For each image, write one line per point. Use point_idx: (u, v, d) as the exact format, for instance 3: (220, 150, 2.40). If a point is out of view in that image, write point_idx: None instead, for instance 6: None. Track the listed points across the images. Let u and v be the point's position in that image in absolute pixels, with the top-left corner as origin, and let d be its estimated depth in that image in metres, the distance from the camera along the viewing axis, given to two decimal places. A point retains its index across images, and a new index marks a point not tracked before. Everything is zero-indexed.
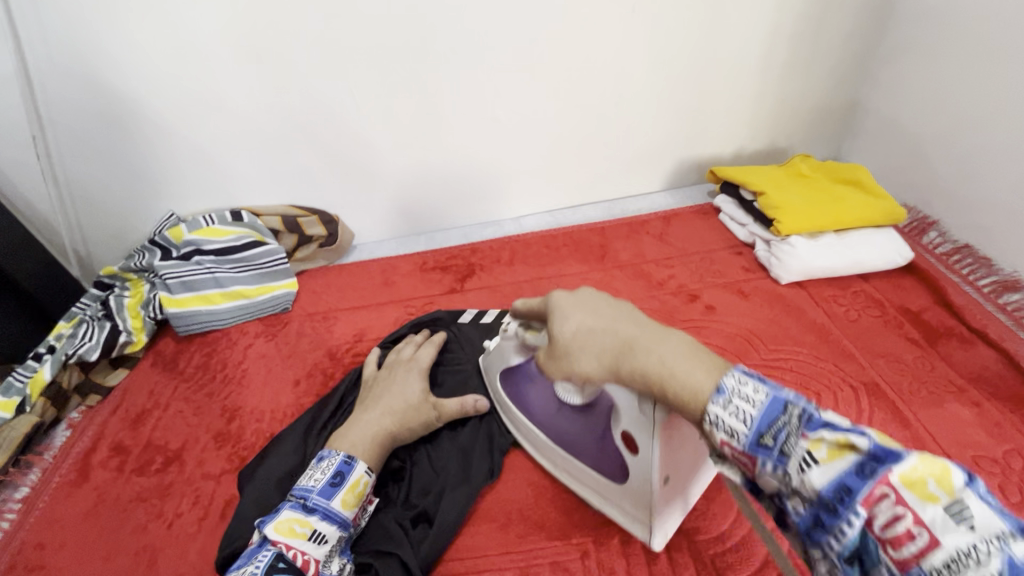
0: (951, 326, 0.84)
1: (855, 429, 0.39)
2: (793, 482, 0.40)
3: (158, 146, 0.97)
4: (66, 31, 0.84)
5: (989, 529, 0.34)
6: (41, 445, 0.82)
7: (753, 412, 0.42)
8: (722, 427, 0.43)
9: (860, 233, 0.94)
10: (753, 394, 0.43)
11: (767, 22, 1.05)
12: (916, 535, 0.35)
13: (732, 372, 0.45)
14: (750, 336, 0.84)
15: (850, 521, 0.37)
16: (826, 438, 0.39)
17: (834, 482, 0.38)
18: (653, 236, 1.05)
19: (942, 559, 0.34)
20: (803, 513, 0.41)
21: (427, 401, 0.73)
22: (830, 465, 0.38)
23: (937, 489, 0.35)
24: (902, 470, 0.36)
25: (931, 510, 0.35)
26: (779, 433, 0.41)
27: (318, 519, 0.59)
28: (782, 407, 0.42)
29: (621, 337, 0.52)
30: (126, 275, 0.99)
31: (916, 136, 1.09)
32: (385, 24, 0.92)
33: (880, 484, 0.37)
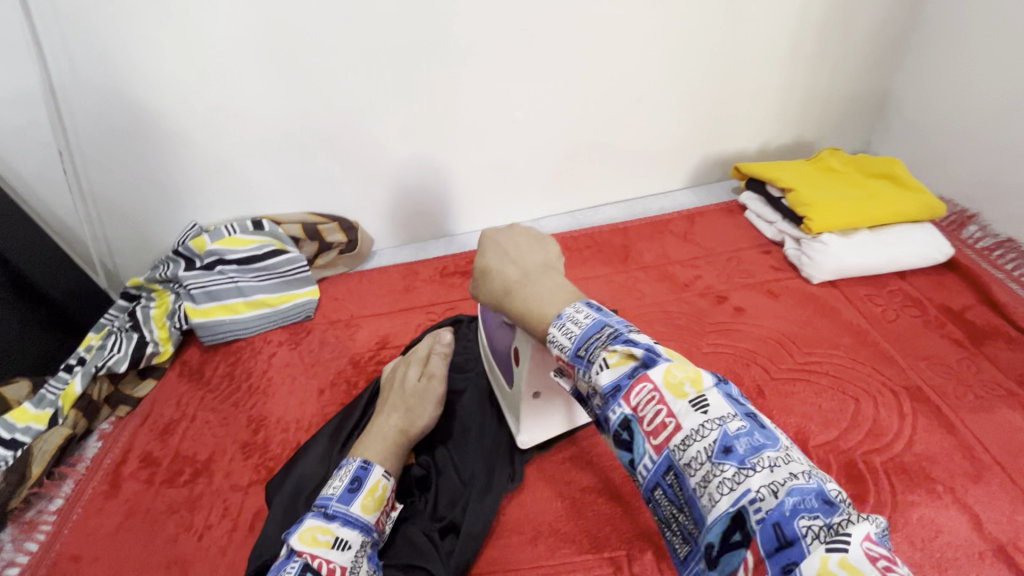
0: (997, 326, 0.80)
1: (641, 343, 0.43)
2: (591, 386, 0.45)
3: (179, 157, 0.98)
4: (89, 46, 0.85)
5: (719, 411, 0.39)
6: (74, 457, 0.83)
7: (577, 331, 0.47)
8: (557, 344, 0.48)
9: (895, 229, 0.91)
10: (581, 318, 0.48)
11: (791, 12, 1.02)
12: (667, 424, 0.40)
13: (576, 303, 0.50)
14: (782, 339, 0.82)
15: (618, 409, 0.42)
16: (618, 349, 0.44)
17: (614, 382, 0.43)
18: (677, 236, 1.03)
19: (680, 439, 0.39)
20: (598, 409, 0.44)
21: (423, 383, 0.74)
22: (617, 367, 0.43)
23: (688, 387, 0.40)
24: (662, 373, 0.41)
25: (679, 402, 0.40)
26: (590, 347, 0.45)
27: (339, 526, 0.58)
28: (598, 326, 0.46)
29: (507, 282, 0.58)
30: (153, 286, 1.00)
31: (952, 125, 1.04)
32: (400, 28, 0.91)
33: (643, 383, 0.41)
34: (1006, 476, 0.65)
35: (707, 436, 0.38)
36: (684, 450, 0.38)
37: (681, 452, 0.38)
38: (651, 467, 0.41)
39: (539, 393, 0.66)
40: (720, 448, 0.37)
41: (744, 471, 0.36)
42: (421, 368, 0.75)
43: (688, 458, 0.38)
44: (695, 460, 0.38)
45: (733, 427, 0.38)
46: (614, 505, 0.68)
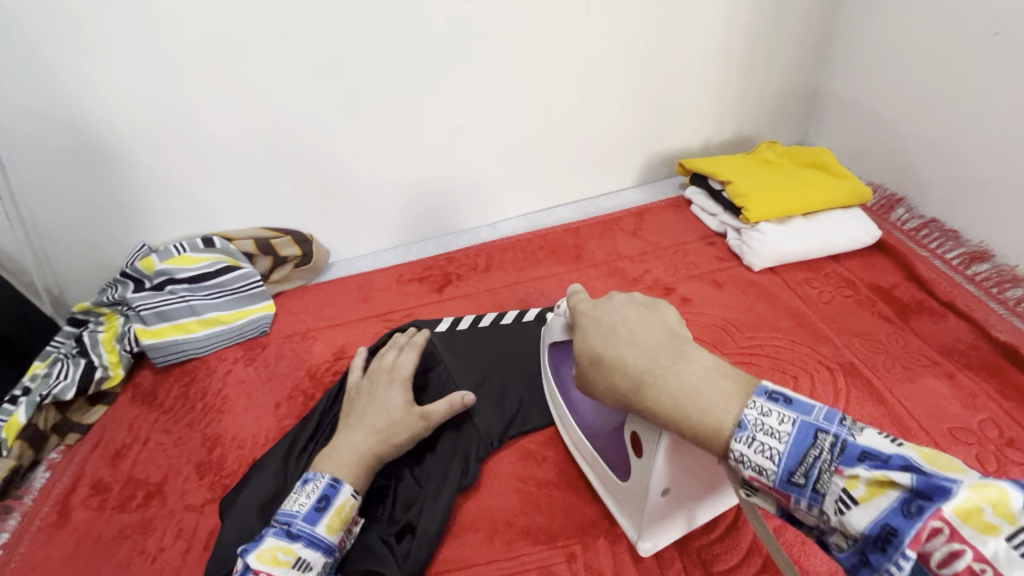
0: (922, 301, 0.85)
1: (910, 477, 0.39)
2: (831, 520, 0.42)
3: (122, 178, 0.97)
4: (18, 69, 0.83)
5: (893, 467, 0.40)
6: (20, 489, 0.81)
7: (782, 447, 0.44)
8: (749, 465, 0.45)
9: (827, 215, 0.95)
10: (779, 426, 0.44)
11: (723, 13, 1.07)
12: (853, 499, 0.40)
13: (753, 397, 0.47)
14: (725, 325, 0.85)
15: (872, 545, 0.39)
16: (864, 475, 0.40)
17: (877, 525, 0.39)
18: (627, 232, 1.06)
19: (880, 523, 0.39)
20: (844, 549, 0.41)
21: (412, 414, 0.70)
22: (873, 502, 0.39)
23: (928, 464, 0.39)
24: (943, 497, 0.37)
25: (902, 501, 0.38)
26: (812, 469, 0.42)
27: (301, 546, 0.58)
28: (812, 437, 0.43)
29: (636, 377, 0.54)
30: (100, 309, 0.98)
31: (878, 114, 1.10)
32: (342, 41, 0.92)
33: (914, 515, 0.38)
34: (932, 441, 0.69)
35: (889, 495, 0.39)
36: (867, 520, 0.40)
37: (928, 546, 0.37)
38: None
39: (668, 491, 0.58)
40: (908, 508, 0.38)
41: (1019, 559, 0.35)
42: (406, 392, 0.73)
43: (936, 549, 0.37)
44: (943, 551, 0.37)
45: (904, 478, 0.39)
46: (567, 495, 0.69)
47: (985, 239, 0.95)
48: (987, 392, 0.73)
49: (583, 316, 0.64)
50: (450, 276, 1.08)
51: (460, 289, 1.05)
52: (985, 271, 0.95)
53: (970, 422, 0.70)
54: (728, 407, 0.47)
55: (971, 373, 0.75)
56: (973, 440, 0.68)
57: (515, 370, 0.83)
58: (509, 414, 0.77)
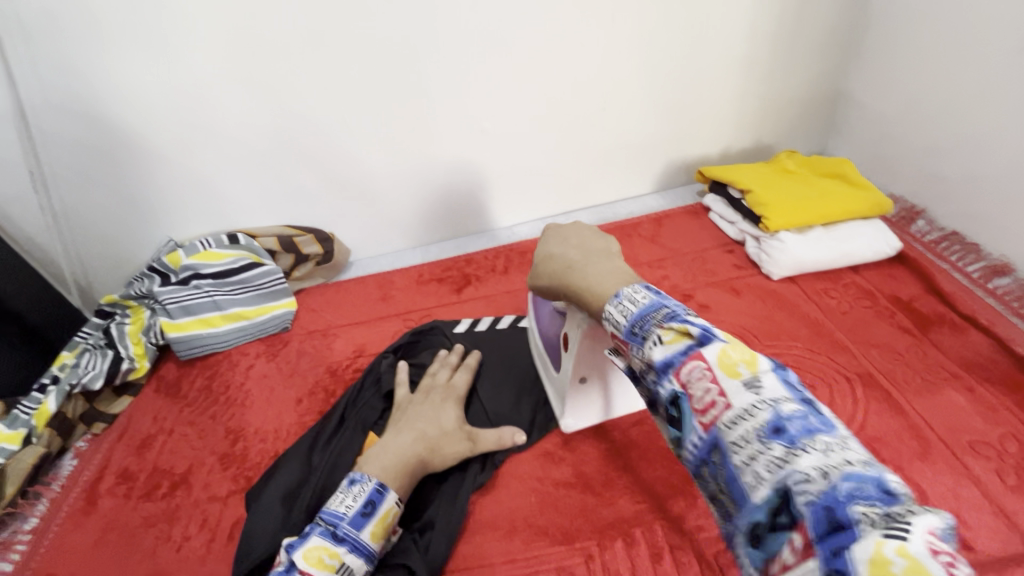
0: (942, 313, 0.85)
1: (697, 321, 0.42)
2: (641, 360, 0.43)
3: (151, 174, 0.99)
4: (56, 66, 0.85)
5: (773, 393, 0.37)
6: (48, 475, 0.83)
7: (633, 308, 0.46)
8: (611, 321, 0.48)
9: (848, 225, 0.95)
10: (639, 297, 0.47)
11: (746, 22, 1.07)
12: (717, 402, 0.38)
13: (633, 285, 0.49)
14: (744, 333, 0.85)
15: (666, 383, 0.41)
16: (674, 326, 0.42)
17: (666, 358, 0.41)
18: (645, 238, 1.07)
19: (730, 417, 0.37)
20: (649, 387, 0.43)
21: (462, 433, 0.72)
22: (672, 344, 0.41)
23: (742, 366, 0.38)
24: (717, 352, 0.39)
25: (732, 381, 0.38)
26: (645, 324, 0.44)
27: (346, 551, 0.59)
28: (656, 305, 0.45)
29: (569, 261, 0.60)
30: (127, 302, 1.00)
31: (899, 126, 1.10)
32: (368, 43, 0.93)
33: (696, 360, 0.40)
34: (951, 453, 0.69)
35: (758, 416, 0.36)
36: (732, 429, 0.37)
37: (727, 429, 0.37)
38: (694, 442, 0.39)
39: (585, 379, 0.71)
40: (771, 429, 0.35)
41: (794, 451, 0.34)
42: (458, 411, 0.75)
43: (737, 435, 0.37)
44: (742, 438, 0.36)
45: (788, 410, 0.36)
46: (585, 497, 0.70)
47: (1006, 253, 0.95)
48: (1007, 406, 0.73)
49: (548, 232, 0.67)
50: (468, 277, 1.09)
51: (478, 291, 1.06)
52: (1006, 285, 0.95)
53: (989, 435, 0.70)
54: (621, 285, 0.52)
55: (992, 388, 0.75)
56: (993, 454, 0.69)
57: (533, 370, 0.85)
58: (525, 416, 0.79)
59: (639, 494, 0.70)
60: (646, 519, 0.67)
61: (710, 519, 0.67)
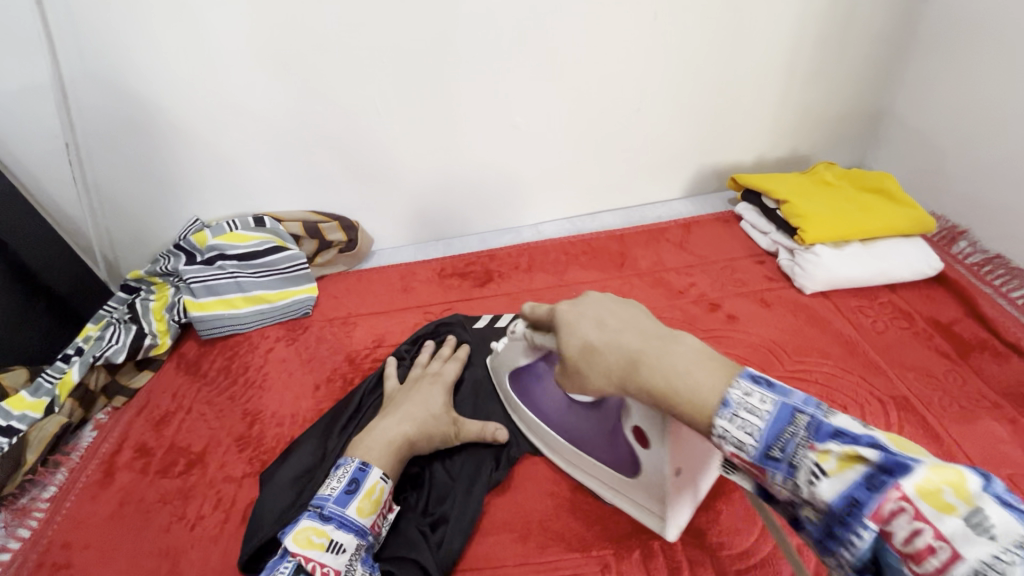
0: (984, 339, 0.82)
1: (861, 439, 0.40)
2: (803, 492, 0.42)
3: (183, 153, 0.99)
4: (96, 41, 0.86)
5: (1010, 535, 0.34)
6: (69, 445, 0.84)
7: (759, 424, 0.45)
8: (729, 440, 0.46)
9: (887, 243, 0.92)
10: (759, 404, 0.45)
11: (791, 27, 1.04)
12: (937, 548, 0.35)
13: (738, 380, 0.47)
14: (773, 347, 0.83)
15: (862, 532, 0.38)
16: (833, 449, 0.41)
17: (842, 496, 0.39)
18: (673, 243, 1.05)
19: (965, 573, 0.34)
20: (814, 522, 0.42)
21: (449, 416, 0.73)
22: (840, 476, 0.40)
23: (952, 497, 0.35)
24: (915, 480, 0.37)
25: (951, 520, 0.35)
26: (787, 445, 0.43)
27: (334, 528, 0.59)
28: (789, 418, 0.44)
29: (630, 353, 0.55)
30: (153, 279, 1.01)
31: (944, 142, 1.06)
32: (403, 30, 0.92)
33: (891, 499, 0.37)
34: None
35: (979, 574, 0.33)
36: None
37: None
38: None
39: (681, 471, 0.59)
40: None
41: None
42: (445, 397, 0.76)
43: None
44: None
45: (1005, 562, 0.33)
46: (603, 505, 0.69)
47: None
48: None
49: (561, 314, 0.64)
50: (490, 273, 1.08)
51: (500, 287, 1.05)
52: None
53: None
54: (723, 381, 0.48)
55: None
56: None
57: None
58: None
59: None
60: None
61: (732, 537, 0.65)
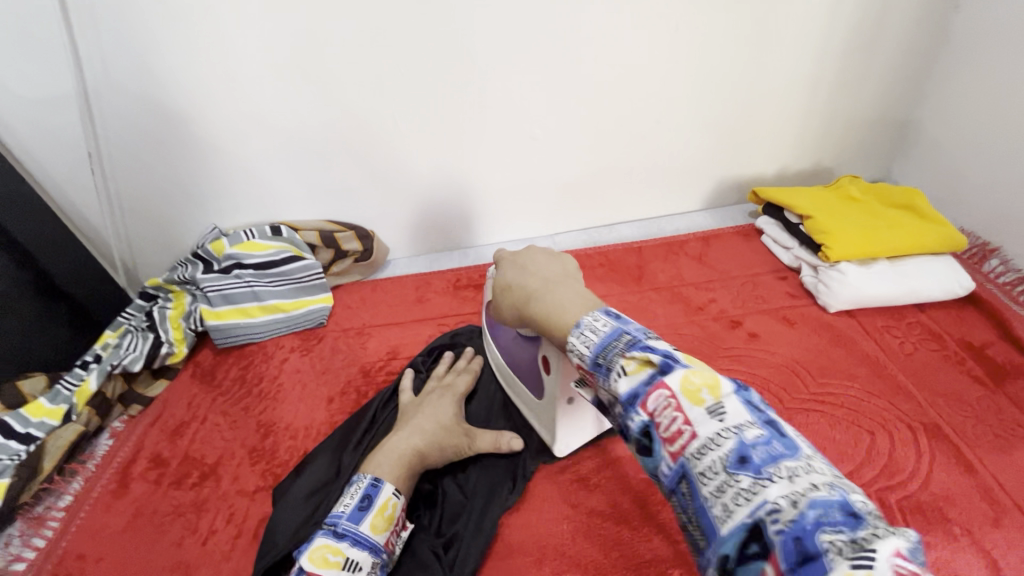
0: (1018, 363, 0.79)
1: (659, 349, 0.41)
2: (609, 394, 0.42)
3: (203, 162, 1.00)
4: (122, 53, 0.86)
5: (736, 419, 0.36)
6: (84, 454, 0.84)
7: (594, 340, 0.44)
8: (576, 355, 0.45)
9: (915, 261, 0.90)
10: (600, 326, 0.45)
11: (817, 38, 1.02)
12: (683, 432, 0.37)
13: (594, 312, 0.48)
14: (796, 367, 0.81)
15: (635, 417, 0.39)
16: (637, 355, 0.41)
17: (630, 392, 0.40)
18: (692, 257, 1.03)
19: (697, 447, 0.36)
20: (618, 418, 0.42)
21: (461, 428, 0.73)
22: (635, 375, 0.40)
23: (705, 393, 0.37)
24: (678, 378, 0.38)
25: (697, 410, 0.37)
26: (610, 354, 0.42)
27: (349, 546, 0.58)
28: (617, 333, 0.43)
29: (529, 289, 0.57)
30: (170, 287, 1.01)
31: (974, 158, 1.04)
32: (424, 42, 0.92)
33: (659, 390, 0.38)
34: None
35: (723, 445, 0.35)
36: (699, 461, 0.35)
37: (695, 460, 0.36)
38: (666, 478, 0.38)
39: None
40: (737, 458, 0.34)
41: (761, 481, 0.33)
42: (456, 407, 0.76)
43: (705, 466, 0.35)
44: (709, 469, 0.35)
45: (751, 436, 0.35)
46: (620, 530, 0.67)
47: None
48: None
49: (502, 261, 0.66)
50: None
51: None
52: None
53: None
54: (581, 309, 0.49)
55: None
56: None
57: None
58: None
59: (678, 532, 0.67)
60: (686, 559, 0.64)
61: None
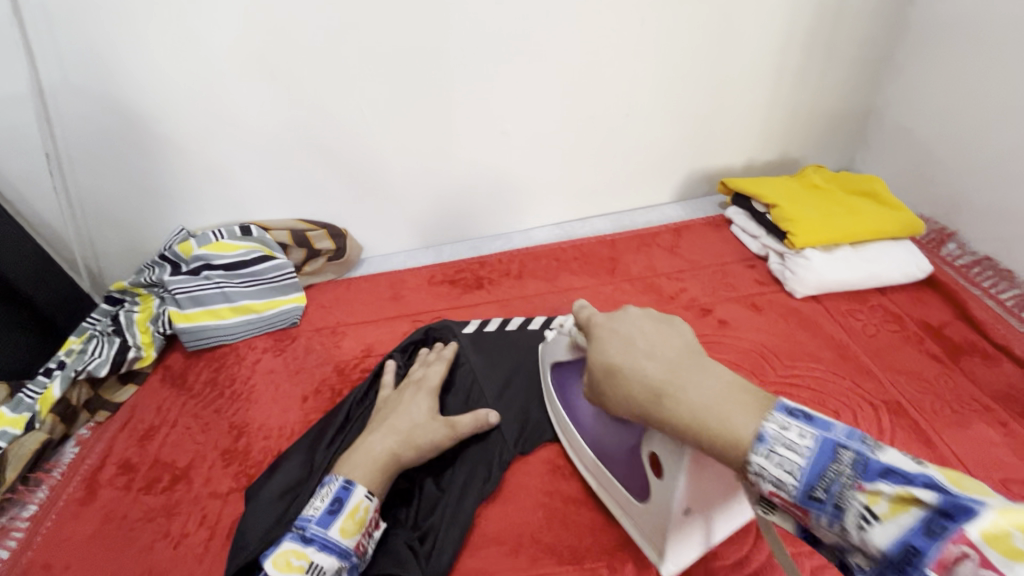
0: (974, 342, 0.82)
1: (918, 479, 0.36)
2: (851, 538, 0.38)
3: (168, 162, 0.98)
4: (77, 50, 0.84)
5: None
6: (49, 463, 0.82)
7: (800, 462, 0.40)
8: (767, 478, 0.42)
9: (876, 246, 0.93)
10: (798, 440, 0.41)
11: (778, 31, 1.04)
12: None
13: (773, 416, 0.43)
14: (764, 351, 0.83)
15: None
16: (883, 490, 0.36)
17: (898, 544, 0.35)
18: (664, 248, 1.04)
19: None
20: (868, 569, 0.38)
21: (438, 421, 0.71)
22: (894, 521, 0.35)
23: (1022, 543, 0.31)
24: (980, 524, 0.32)
25: (1019, 568, 0.30)
26: (832, 485, 0.39)
27: (315, 551, 0.59)
28: (831, 453, 0.40)
29: (653, 385, 0.52)
30: (137, 290, 0.99)
31: (931, 147, 1.07)
32: (392, 38, 0.91)
33: (956, 544, 0.33)
34: None
35: None
36: None
37: None
38: None
39: (688, 510, 0.57)
40: None
41: None
42: (431, 403, 0.75)
43: None
44: None
45: None
46: (595, 516, 0.68)
47: None
48: None
49: (597, 328, 0.64)
50: (481, 280, 1.07)
51: (491, 294, 1.04)
52: None
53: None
54: (753, 421, 0.44)
55: None
56: None
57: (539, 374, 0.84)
58: (530, 422, 0.78)
59: None
60: None
61: (725, 546, 0.65)
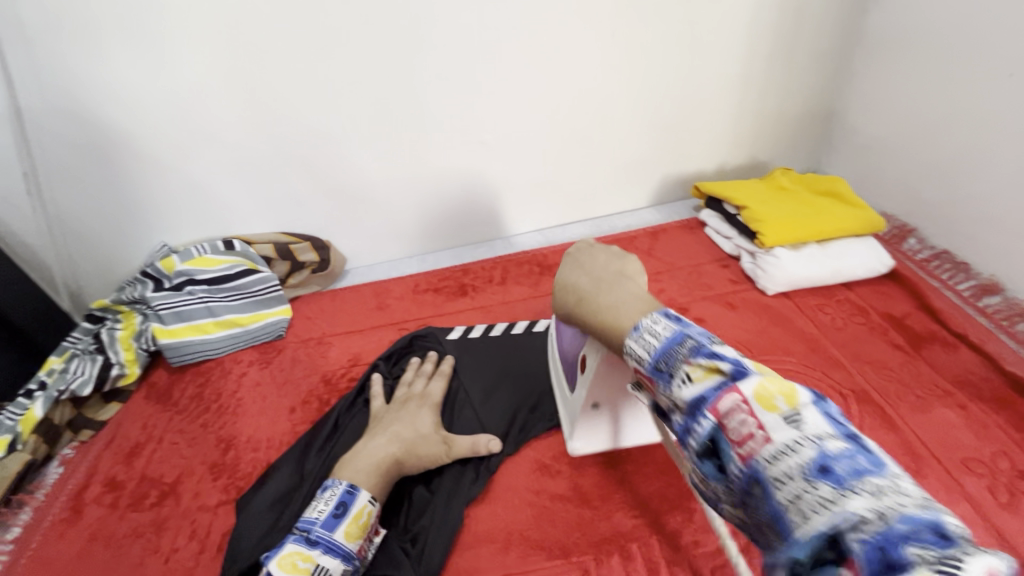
0: (934, 331, 0.87)
1: (727, 356, 0.41)
2: (671, 397, 0.43)
3: (148, 179, 0.98)
4: (55, 71, 0.85)
5: (816, 429, 0.35)
6: (33, 484, 0.81)
7: (655, 344, 0.45)
8: (633, 355, 0.47)
9: (841, 243, 0.97)
10: (660, 330, 0.46)
11: (742, 42, 1.09)
12: (756, 435, 0.36)
13: (652, 315, 0.48)
14: (740, 347, 0.86)
15: (703, 418, 0.39)
16: (703, 362, 0.41)
17: (699, 395, 0.40)
18: (641, 251, 1.08)
19: (772, 452, 0.35)
20: (679, 422, 0.42)
21: (439, 436, 0.73)
22: (703, 382, 0.40)
23: (780, 400, 0.37)
24: (755, 386, 0.38)
25: (771, 416, 0.37)
26: (671, 360, 0.43)
27: (320, 553, 0.59)
28: (678, 338, 0.44)
29: (580, 293, 0.58)
30: (119, 307, 0.99)
31: (889, 148, 1.13)
32: (371, 56, 0.94)
33: (733, 396, 0.38)
34: (944, 471, 0.70)
35: (802, 452, 0.34)
36: (774, 464, 0.35)
37: (770, 464, 0.35)
38: (737, 477, 0.37)
39: (596, 404, 0.70)
40: (816, 467, 0.33)
41: (843, 492, 0.32)
42: (434, 417, 0.77)
43: (780, 471, 0.34)
44: (785, 475, 0.34)
45: (833, 447, 0.34)
46: (581, 511, 0.70)
47: (996, 272, 0.97)
48: (998, 424, 0.74)
49: (561, 256, 0.67)
50: (465, 287, 1.09)
51: (475, 300, 1.06)
52: (996, 303, 0.96)
53: (982, 452, 0.72)
54: (637, 316, 0.50)
55: (983, 405, 0.77)
56: (986, 471, 0.70)
57: (523, 376, 0.86)
58: (515, 423, 0.80)
59: (636, 508, 0.70)
60: (643, 533, 0.68)
61: (707, 534, 0.67)
